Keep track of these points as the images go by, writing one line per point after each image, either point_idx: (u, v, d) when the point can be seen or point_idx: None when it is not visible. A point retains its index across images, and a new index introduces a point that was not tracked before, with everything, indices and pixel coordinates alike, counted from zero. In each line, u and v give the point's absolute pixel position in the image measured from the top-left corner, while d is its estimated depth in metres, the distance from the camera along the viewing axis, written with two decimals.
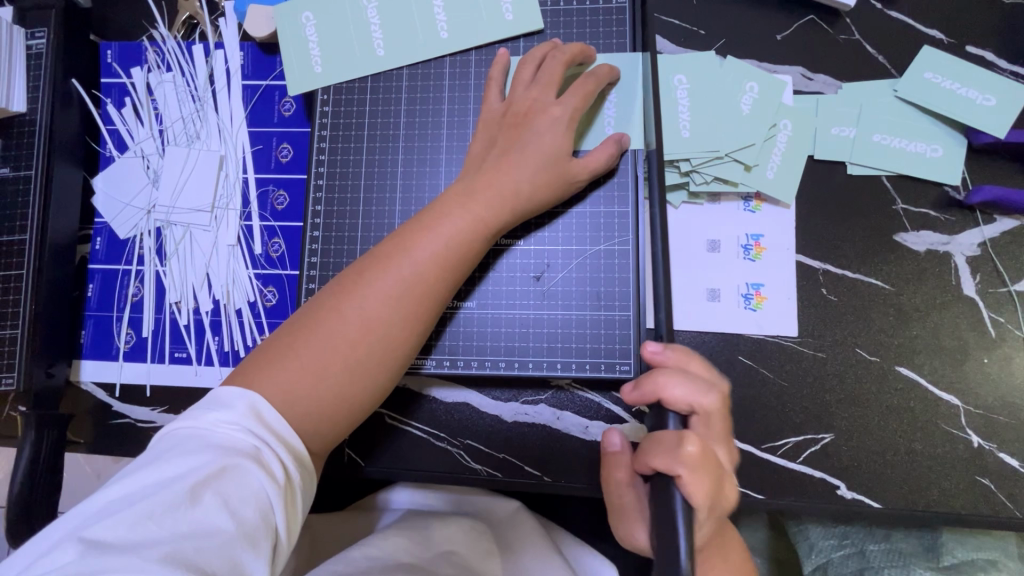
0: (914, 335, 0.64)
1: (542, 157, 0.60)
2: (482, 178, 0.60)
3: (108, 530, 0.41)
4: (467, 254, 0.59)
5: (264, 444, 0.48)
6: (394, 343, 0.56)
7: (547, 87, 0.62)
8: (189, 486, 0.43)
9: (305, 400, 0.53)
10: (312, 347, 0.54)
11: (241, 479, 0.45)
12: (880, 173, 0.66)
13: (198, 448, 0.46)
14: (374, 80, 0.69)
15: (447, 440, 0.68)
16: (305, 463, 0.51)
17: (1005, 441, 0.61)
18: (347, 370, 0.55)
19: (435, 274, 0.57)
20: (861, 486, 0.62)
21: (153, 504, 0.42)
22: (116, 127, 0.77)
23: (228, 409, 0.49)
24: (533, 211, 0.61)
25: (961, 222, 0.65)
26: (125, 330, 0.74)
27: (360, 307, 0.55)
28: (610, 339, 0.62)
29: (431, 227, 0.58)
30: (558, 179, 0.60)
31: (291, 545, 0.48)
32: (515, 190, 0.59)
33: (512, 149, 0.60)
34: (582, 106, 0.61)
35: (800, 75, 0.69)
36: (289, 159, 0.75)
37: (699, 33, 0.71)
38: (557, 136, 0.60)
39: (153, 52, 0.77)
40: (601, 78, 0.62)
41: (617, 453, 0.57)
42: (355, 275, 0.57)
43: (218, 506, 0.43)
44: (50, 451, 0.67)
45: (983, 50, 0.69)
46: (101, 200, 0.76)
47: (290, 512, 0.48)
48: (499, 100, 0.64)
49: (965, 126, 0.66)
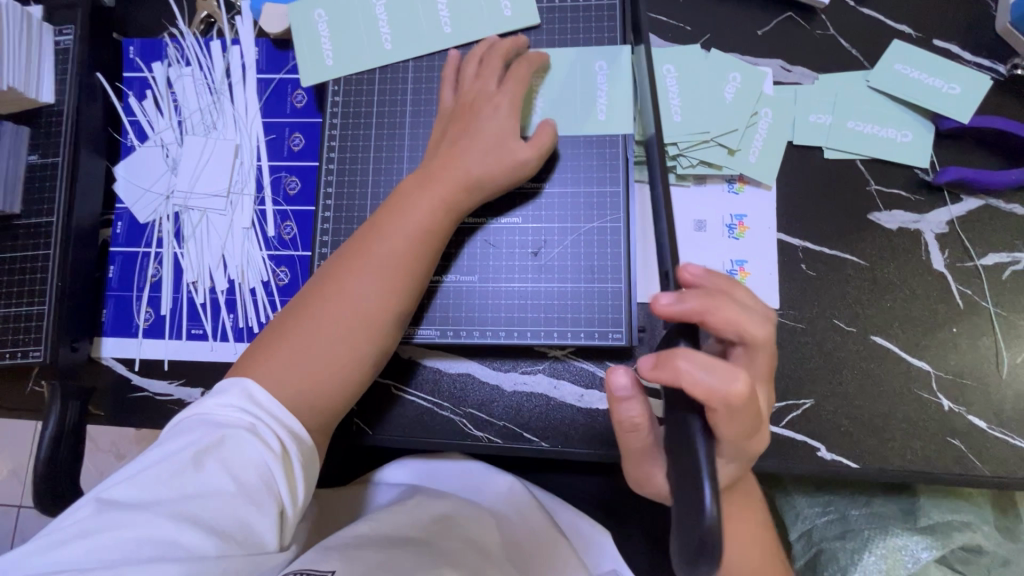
0: (888, 306, 0.68)
1: (493, 141, 0.64)
2: (437, 165, 0.64)
3: (125, 491, 0.46)
4: (433, 235, 0.62)
5: (259, 419, 0.52)
6: (371, 321, 0.60)
7: (487, 78, 0.66)
8: (192, 454, 0.48)
9: (295, 379, 0.56)
10: (296, 334, 0.58)
11: (240, 448, 0.49)
12: (854, 156, 0.71)
13: (200, 423, 0.51)
14: (382, 72, 0.74)
15: (450, 409, 0.72)
16: (303, 436, 0.54)
17: (974, 404, 0.65)
18: (332, 351, 0.58)
19: (407, 257, 0.61)
20: (840, 448, 0.66)
21: (160, 469, 0.47)
22: (137, 118, 0.82)
23: (226, 390, 0.53)
24: (495, 189, 0.65)
25: (931, 201, 0.70)
26: (144, 308, 0.78)
27: (335, 294, 0.59)
28: (603, 309, 0.67)
29: (395, 215, 0.62)
30: (507, 157, 0.64)
31: (298, 510, 0.52)
32: (469, 173, 0.63)
33: (462, 135, 0.65)
34: (520, 91, 0.66)
35: (780, 67, 0.74)
36: (301, 147, 0.79)
37: (685, 29, 0.76)
38: (502, 120, 0.64)
39: (173, 48, 0.81)
40: (531, 65, 0.67)
41: (628, 398, 0.50)
42: (331, 267, 0.61)
43: (219, 471, 0.48)
44: (73, 421, 0.71)
45: (950, 44, 0.74)
46: (122, 187, 0.81)
47: (291, 480, 0.51)
48: (452, 91, 0.69)
49: (933, 113, 0.71)
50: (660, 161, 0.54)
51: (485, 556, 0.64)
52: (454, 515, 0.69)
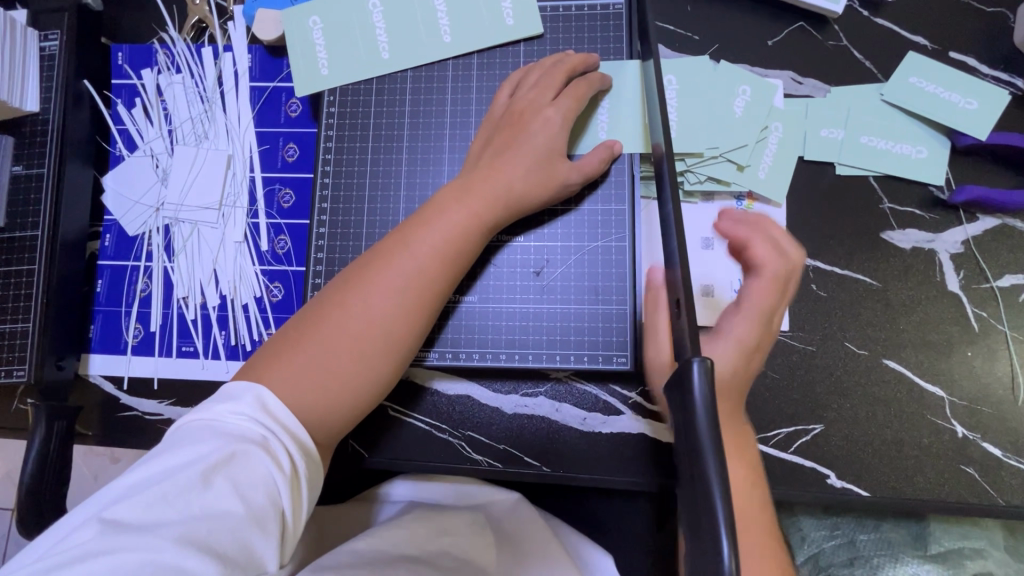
0: (900, 329, 0.66)
1: (538, 157, 0.62)
2: (479, 174, 0.62)
3: (128, 509, 0.43)
4: (464, 248, 0.61)
5: (271, 433, 0.50)
6: (396, 336, 0.58)
7: (547, 89, 0.64)
8: (201, 471, 0.45)
9: (312, 390, 0.54)
10: (317, 340, 0.56)
11: (250, 465, 0.47)
12: (867, 173, 0.69)
13: (208, 436, 0.48)
14: (379, 82, 0.71)
15: (449, 432, 0.70)
16: (312, 454, 0.53)
17: (989, 431, 0.64)
18: (350, 364, 0.56)
19: (435, 269, 0.59)
20: (850, 475, 0.64)
21: (166, 487, 0.44)
22: (126, 126, 0.79)
23: (236, 400, 0.51)
24: (532, 206, 0.64)
25: (946, 220, 0.68)
26: (133, 325, 0.76)
27: (363, 302, 0.57)
28: (607, 332, 0.65)
29: (430, 223, 0.60)
30: (551, 178, 0.63)
31: (298, 533, 0.50)
32: (510, 188, 0.61)
33: (510, 146, 0.63)
34: (577, 108, 0.64)
35: (791, 79, 0.72)
36: (295, 158, 0.77)
37: (693, 38, 0.74)
38: (552, 137, 0.63)
39: (163, 54, 0.79)
40: (593, 85, 0.65)
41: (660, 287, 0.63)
42: (358, 271, 0.59)
43: (228, 490, 0.45)
44: (59, 442, 0.69)
45: (966, 56, 0.71)
46: (111, 198, 0.78)
47: (296, 499, 0.50)
48: (507, 97, 0.67)
49: (948, 129, 0.69)
50: (670, 174, 0.49)
51: None
52: (455, 534, 0.66)
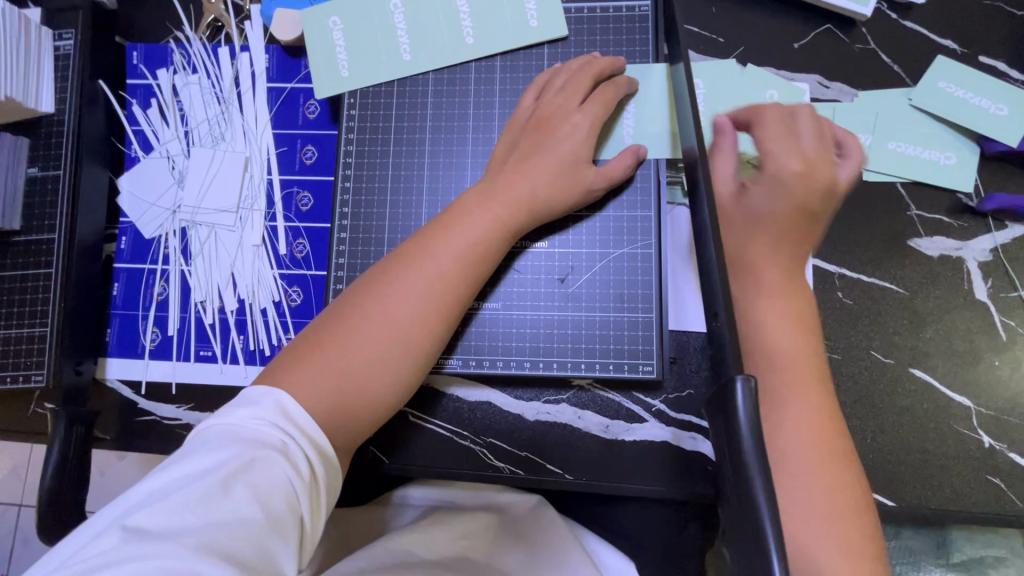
0: (927, 337, 0.66)
1: (563, 162, 0.61)
2: (503, 179, 0.61)
3: (148, 517, 0.43)
4: (487, 254, 0.60)
5: (291, 439, 0.50)
6: (417, 340, 0.57)
7: (574, 94, 0.63)
8: (222, 477, 0.45)
9: (336, 397, 0.54)
10: (341, 346, 0.55)
11: (269, 472, 0.47)
12: (895, 179, 0.68)
13: (228, 442, 0.48)
14: (401, 84, 0.70)
15: (470, 439, 0.69)
16: (331, 459, 0.53)
17: (1016, 441, 0.63)
18: (372, 369, 0.56)
19: (456, 273, 0.58)
20: (876, 485, 0.63)
21: (187, 493, 0.44)
22: (141, 127, 0.78)
23: (255, 405, 0.51)
24: (556, 212, 0.63)
25: (974, 228, 0.67)
26: (150, 328, 0.75)
27: (386, 306, 0.57)
28: (633, 340, 0.64)
29: (452, 226, 0.59)
30: (577, 183, 0.62)
31: (316, 539, 0.50)
32: (534, 194, 0.61)
33: (535, 151, 0.62)
34: (604, 114, 0.63)
35: (818, 83, 0.71)
36: (313, 161, 0.76)
37: (718, 41, 0.73)
38: (579, 142, 0.62)
39: (179, 54, 0.77)
40: (620, 90, 0.64)
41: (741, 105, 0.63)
42: (378, 274, 0.59)
43: (249, 497, 0.45)
44: (78, 447, 0.68)
45: (996, 60, 0.70)
46: (126, 201, 0.77)
47: (313, 506, 0.50)
48: (533, 100, 0.66)
49: (978, 135, 0.68)
50: (706, 181, 0.48)
51: None
52: (470, 540, 0.67)
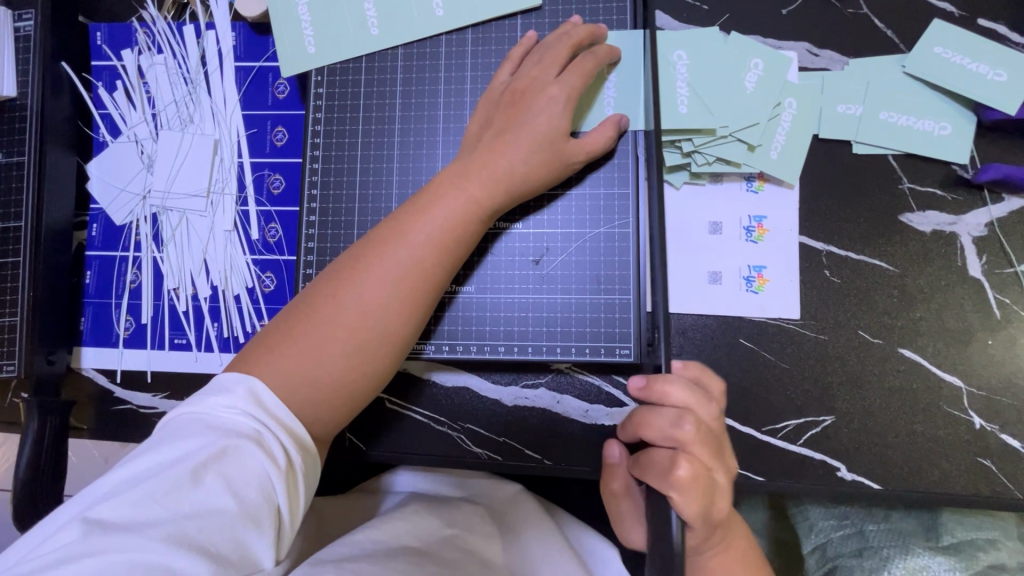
0: (918, 316, 0.63)
1: (539, 138, 0.59)
2: (479, 159, 0.59)
3: (113, 510, 0.41)
4: (464, 238, 0.58)
5: (265, 427, 0.48)
6: (393, 329, 0.56)
7: (550, 67, 0.60)
8: (190, 467, 0.43)
9: (304, 387, 0.52)
10: (309, 334, 0.54)
11: (242, 461, 0.45)
12: (886, 152, 0.65)
13: (199, 431, 0.46)
14: (369, 60, 0.68)
15: (448, 424, 0.68)
16: (307, 448, 0.51)
17: (1007, 422, 0.61)
18: (348, 358, 0.54)
19: (433, 256, 0.56)
20: (861, 468, 0.62)
21: (155, 484, 0.42)
22: (108, 111, 0.76)
23: (228, 394, 0.49)
24: (531, 192, 0.61)
25: (969, 202, 0.64)
26: (124, 317, 0.74)
27: (359, 294, 0.55)
28: (610, 323, 0.62)
29: (428, 209, 0.57)
30: (554, 160, 0.59)
31: (295, 529, 0.48)
32: (511, 173, 0.58)
33: (509, 129, 0.59)
34: (582, 85, 0.60)
35: (806, 51, 0.67)
36: (284, 142, 0.74)
37: (702, 8, 0.69)
38: (555, 116, 0.59)
39: (143, 33, 0.75)
40: (601, 61, 0.61)
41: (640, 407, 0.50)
42: (352, 260, 0.57)
43: (220, 487, 0.43)
44: (54, 437, 0.67)
45: (995, 24, 0.66)
46: (96, 186, 0.75)
47: (292, 495, 0.48)
48: (508, 75, 0.63)
49: (975, 103, 0.65)
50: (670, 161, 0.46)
51: (489, 569, 0.60)
52: (455, 526, 0.65)
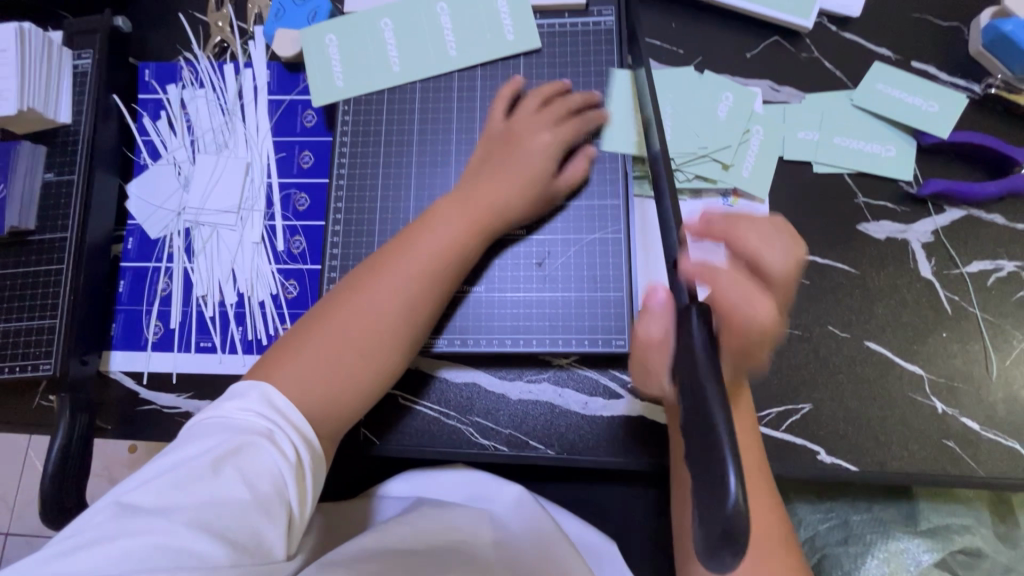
0: (880, 312, 0.71)
1: (528, 173, 0.68)
2: (472, 188, 0.67)
3: (141, 496, 0.46)
4: (460, 254, 0.65)
5: (276, 427, 0.53)
6: (397, 336, 0.61)
7: (540, 118, 0.71)
8: (209, 461, 0.48)
9: (318, 386, 0.57)
10: (318, 346, 0.59)
11: (255, 456, 0.49)
12: (842, 171, 0.75)
13: (218, 431, 0.51)
14: (391, 92, 0.77)
15: (457, 418, 0.72)
16: (317, 448, 0.55)
17: (965, 406, 0.68)
18: (358, 361, 0.59)
19: (433, 270, 0.63)
20: (839, 451, 0.67)
21: (177, 475, 0.47)
22: (150, 137, 0.84)
23: (243, 398, 0.53)
24: (520, 218, 0.69)
25: (915, 213, 0.73)
26: (153, 322, 0.79)
27: (367, 303, 0.61)
28: (606, 317, 0.69)
29: (427, 230, 0.64)
30: (541, 195, 0.68)
31: (303, 524, 0.52)
32: (500, 202, 0.66)
33: (499, 163, 0.68)
34: (571, 135, 0.70)
35: (769, 87, 0.78)
36: (310, 164, 0.82)
37: (678, 52, 0.80)
38: (543, 159, 0.69)
39: (188, 71, 0.84)
40: (576, 112, 0.72)
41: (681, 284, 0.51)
42: (361, 274, 0.63)
43: (236, 479, 0.48)
44: (85, 433, 0.71)
45: (927, 65, 0.78)
46: (135, 204, 0.82)
47: (301, 490, 0.52)
48: (500, 119, 0.72)
49: (913, 129, 0.75)
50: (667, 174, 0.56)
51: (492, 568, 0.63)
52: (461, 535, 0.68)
